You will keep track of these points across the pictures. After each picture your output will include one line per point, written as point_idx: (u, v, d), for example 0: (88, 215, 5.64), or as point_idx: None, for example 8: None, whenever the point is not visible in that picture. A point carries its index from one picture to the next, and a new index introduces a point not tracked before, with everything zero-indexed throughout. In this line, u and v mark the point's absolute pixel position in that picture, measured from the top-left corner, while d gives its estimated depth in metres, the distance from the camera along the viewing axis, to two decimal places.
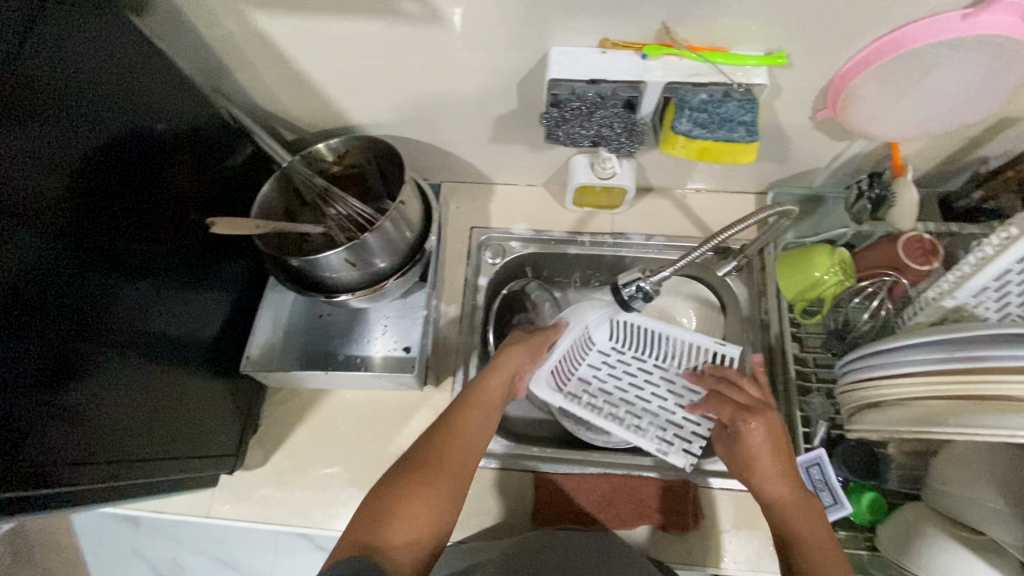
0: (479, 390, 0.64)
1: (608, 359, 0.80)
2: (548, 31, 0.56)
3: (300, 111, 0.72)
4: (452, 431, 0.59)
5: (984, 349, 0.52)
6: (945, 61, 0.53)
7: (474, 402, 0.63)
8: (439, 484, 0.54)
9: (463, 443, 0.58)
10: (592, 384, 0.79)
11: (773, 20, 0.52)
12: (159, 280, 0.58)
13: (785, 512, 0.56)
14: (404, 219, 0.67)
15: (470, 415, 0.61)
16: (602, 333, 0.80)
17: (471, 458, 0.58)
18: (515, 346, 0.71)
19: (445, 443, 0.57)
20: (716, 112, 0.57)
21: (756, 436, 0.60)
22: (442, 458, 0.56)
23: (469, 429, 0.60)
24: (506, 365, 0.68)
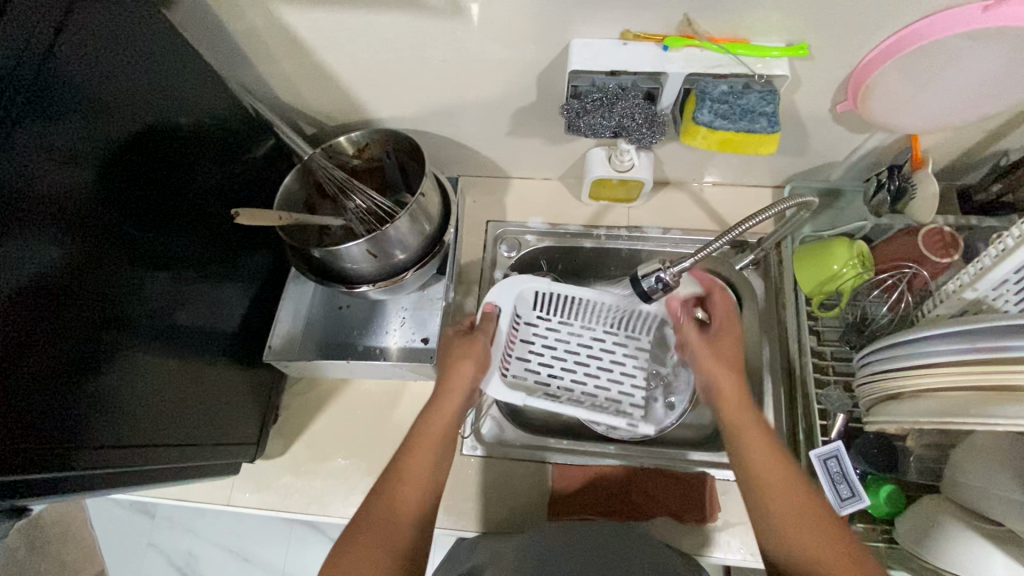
0: (427, 423, 0.60)
1: (533, 328, 0.81)
2: (569, 23, 0.56)
3: (320, 104, 0.73)
4: (402, 482, 0.55)
5: (1005, 339, 0.52)
6: (968, 52, 0.53)
7: (420, 444, 0.58)
8: (392, 542, 0.51)
9: (413, 494, 0.55)
10: (528, 355, 0.80)
11: (794, 12, 0.52)
12: (181, 270, 0.59)
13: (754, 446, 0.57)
14: (423, 212, 0.68)
15: (418, 459, 0.57)
16: (528, 303, 0.78)
17: (424, 507, 0.55)
18: (463, 361, 0.65)
19: (393, 495, 0.54)
20: (737, 103, 0.57)
21: (732, 344, 0.65)
22: (388, 517, 0.53)
23: (420, 475, 0.56)
24: (457, 388, 0.63)
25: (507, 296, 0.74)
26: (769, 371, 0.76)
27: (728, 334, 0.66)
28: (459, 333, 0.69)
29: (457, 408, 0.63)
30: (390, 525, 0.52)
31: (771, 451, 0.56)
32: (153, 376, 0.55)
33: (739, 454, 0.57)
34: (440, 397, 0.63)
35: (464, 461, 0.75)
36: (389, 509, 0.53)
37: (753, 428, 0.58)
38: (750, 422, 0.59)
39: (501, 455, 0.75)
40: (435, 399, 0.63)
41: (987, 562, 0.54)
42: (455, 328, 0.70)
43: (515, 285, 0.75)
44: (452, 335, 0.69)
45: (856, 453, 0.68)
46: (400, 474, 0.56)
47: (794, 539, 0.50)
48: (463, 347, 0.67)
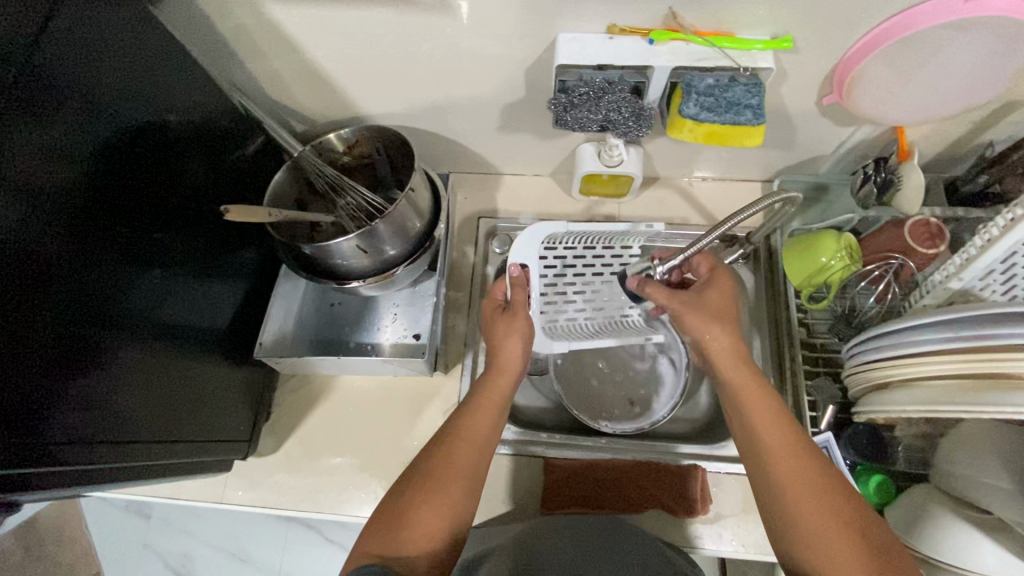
0: (483, 393, 0.62)
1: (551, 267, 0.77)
2: (555, 16, 0.56)
3: (310, 101, 0.73)
4: (461, 439, 0.56)
5: (990, 327, 0.52)
6: (951, 44, 0.53)
7: (479, 408, 0.60)
8: (449, 494, 0.52)
9: (472, 452, 0.55)
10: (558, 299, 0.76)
11: (778, 7, 0.53)
12: (170, 267, 0.59)
13: (758, 411, 0.55)
14: (413, 207, 0.68)
15: (478, 420, 0.58)
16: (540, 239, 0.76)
17: (479, 465, 0.55)
18: (511, 336, 0.66)
19: (454, 450, 0.55)
20: (722, 96, 0.58)
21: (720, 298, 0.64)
22: (446, 469, 0.53)
23: (478, 433, 0.57)
24: (509, 368, 0.64)
25: (530, 243, 0.76)
26: (760, 364, 0.77)
27: (716, 292, 0.65)
28: (498, 308, 0.70)
29: (509, 384, 0.64)
30: (449, 477, 0.53)
31: (772, 417, 0.55)
32: (140, 375, 0.54)
33: (753, 449, 0.54)
34: (496, 371, 0.64)
35: None
36: (444, 466, 0.54)
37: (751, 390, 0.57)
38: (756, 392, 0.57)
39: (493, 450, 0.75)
40: (490, 373, 0.64)
41: (977, 549, 0.55)
42: (493, 299, 0.71)
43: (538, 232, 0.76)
44: (491, 306, 0.71)
45: (846, 443, 0.68)
46: (461, 431, 0.57)
47: (792, 504, 0.49)
48: (511, 318, 0.68)
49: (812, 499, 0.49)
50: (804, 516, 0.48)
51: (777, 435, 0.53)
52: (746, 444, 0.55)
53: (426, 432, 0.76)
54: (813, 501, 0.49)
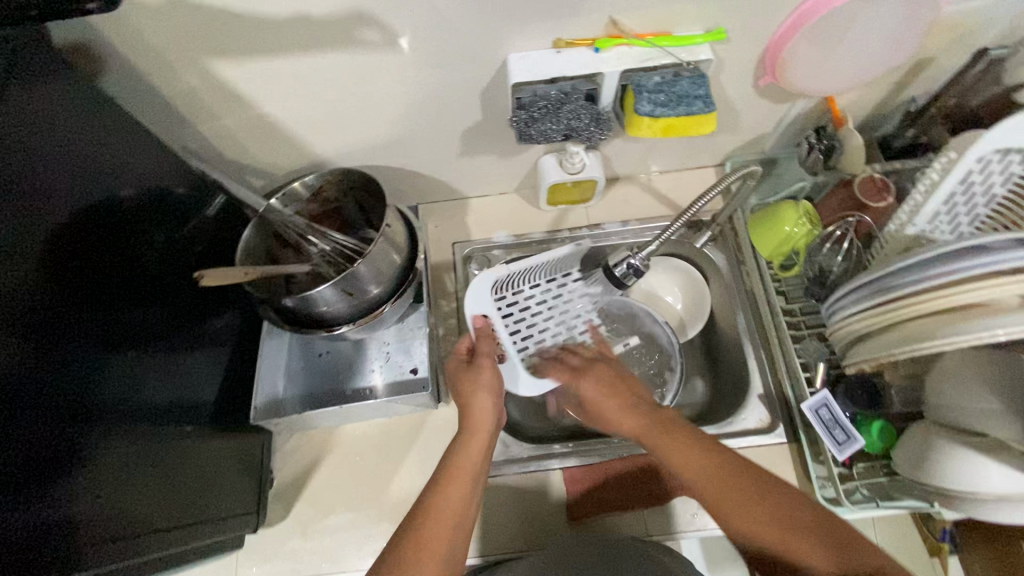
0: (453, 461, 0.56)
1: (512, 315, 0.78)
2: (503, 39, 0.59)
3: (267, 155, 0.73)
4: (430, 515, 0.51)
5: (948, 264, 0.57)
6: (864, 17, 0.58)
7: (451, 476, 0.54)
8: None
9: (442, 529, 0.50)
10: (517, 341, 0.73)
11: (707, 3, 0.57)
12: (148, 346, 0.56)
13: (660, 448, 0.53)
14: (391, 244, 0.67)
15: (448, 489, 0.53)
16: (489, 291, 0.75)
17: (452, 543, 0.50)
18: (479, 394, 0.61)
19: (419, 534, 0.50)
20: (672, 91, 0.60)
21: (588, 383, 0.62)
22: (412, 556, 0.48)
23: (451, 504, 0.52)
24: (480, 423, 0.59)
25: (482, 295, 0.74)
26: (748, 335, 0.80)
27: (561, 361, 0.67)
28: (460, 364, 0.65)
29: (481, 441, 0.58)
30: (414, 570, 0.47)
31: (671, 440, 0.52)
32: (135, 469, 0.51)
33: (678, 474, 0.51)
34: (467, 436, 0.58)
35: None
36: (410, 545, 0.49)
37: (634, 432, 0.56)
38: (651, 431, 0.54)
39: (515, 472, 0.75)
40: (462, 436, 0.59)
41: (983, 470, 0.57)
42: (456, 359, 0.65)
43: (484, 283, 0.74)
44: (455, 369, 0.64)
45: (844, 398, 0.72)
46: (429, 511, 0.51)
47: (734, 510, 0.47)
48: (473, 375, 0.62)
49: (758, 510, 0.47)
50: (746, 519, 0.47)
51: (698, 470, 0.50)
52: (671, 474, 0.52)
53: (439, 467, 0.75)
54: (747, 506, 0.47)
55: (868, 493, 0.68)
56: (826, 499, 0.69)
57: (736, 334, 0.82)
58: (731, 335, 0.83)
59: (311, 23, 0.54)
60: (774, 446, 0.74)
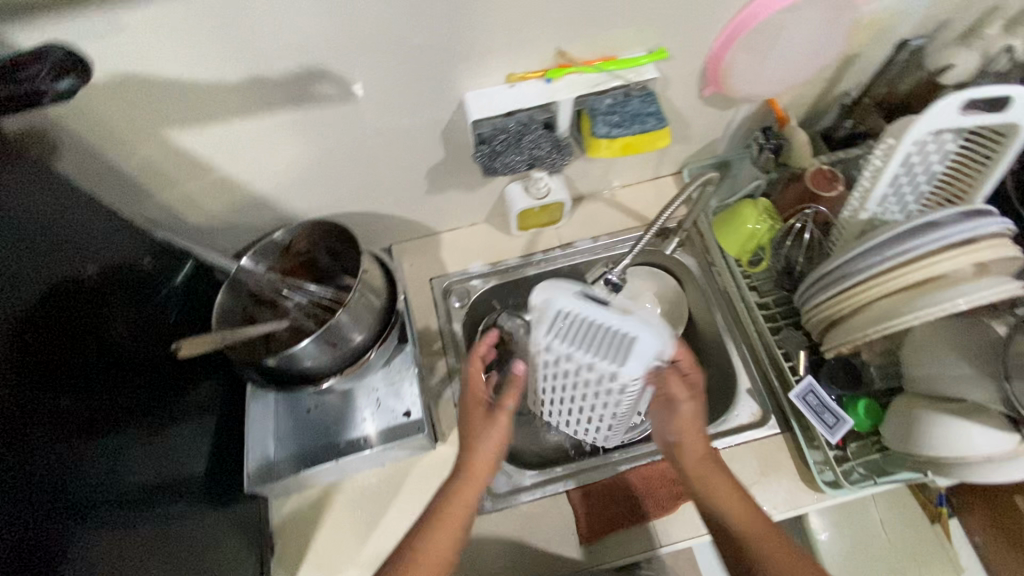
0: (447, 507, 0.58)
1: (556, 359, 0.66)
2: (458, 79, 0.61)
3: (233, 216, 0.72)
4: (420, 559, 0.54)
5: (904, 244, 0.63)
6: (791, 24, 0.63)
7: (443, 522, 0.57)
8: None
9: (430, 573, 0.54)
10: (601, 377, 0.65)
11: (645, 27, 0.60)
12: (133, 425, 0.55)
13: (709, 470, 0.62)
14: (370, 288, 0.67)
15: (440, 535, 0.56)
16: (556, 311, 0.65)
17: None
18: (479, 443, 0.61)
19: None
20: (625, 111, 0.63)
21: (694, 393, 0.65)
22: None
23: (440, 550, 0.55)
24: (479, 468, 0.60)
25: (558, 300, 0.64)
26: (728, 334, 0.82)
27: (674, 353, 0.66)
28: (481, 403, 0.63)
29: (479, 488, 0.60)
30: None
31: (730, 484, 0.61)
32: (132, 556, 0.49)
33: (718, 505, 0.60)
34: (462, 481, 0.59)
35: (481, 520, 0.73)
36: None
37: (696, 449, 0.63)
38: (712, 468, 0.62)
39: (520, 501, 0.74)
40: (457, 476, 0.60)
41: (967, 435, 0.60)
42: (474, 395, 0.64)
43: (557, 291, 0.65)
44: (472, 407, 0.63)
45: (828, 381, 0.74)
46: (419, 553, 0.55)
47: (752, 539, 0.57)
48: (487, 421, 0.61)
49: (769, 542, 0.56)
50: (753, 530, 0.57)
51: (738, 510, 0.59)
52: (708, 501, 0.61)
53: None
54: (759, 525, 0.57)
55: (864, 472, 0.70)
56: (826, 483, 0.70)
57: (717, 333, 0.84)
58: (712, 334, 0.85)
59: (267, 83, 0.54)
60: (769, 438, 0.76)
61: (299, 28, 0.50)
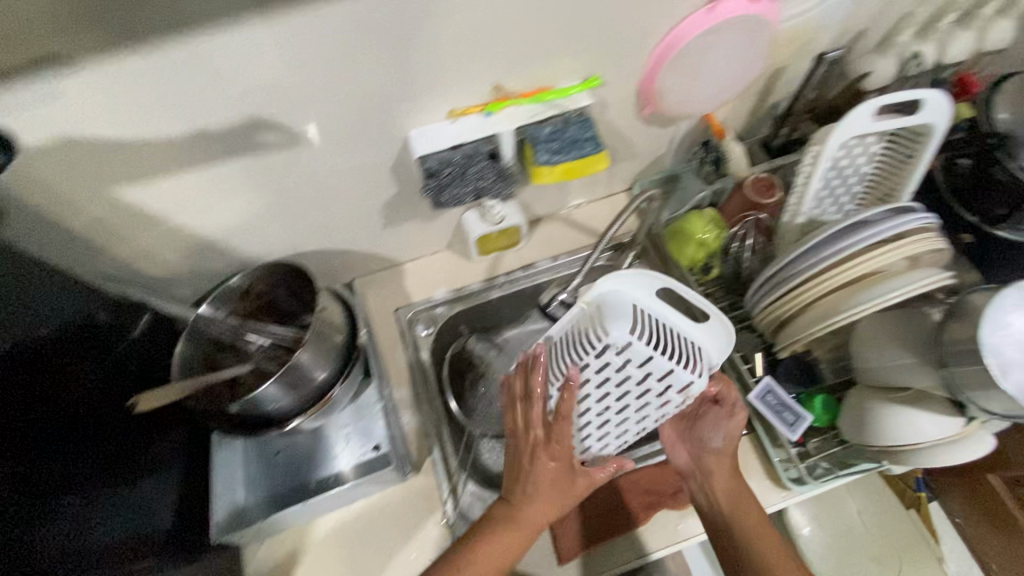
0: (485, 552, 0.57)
1: (619, 357, 0.57)
2: (401, 118, 0.63)
3: (189, 264, 0.72)
4: None
5: (838, 243, 0.66)
6: (714, 44, 0.66)
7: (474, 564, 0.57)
8: None
9: None
10: (666, 385, 0.58)
11: (577, 56, 0.63)
12: (92, 485, 0.54)
13: (735, 491, 0.65)
14: (328, 325, 0.68)
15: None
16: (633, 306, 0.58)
17: None
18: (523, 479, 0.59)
19: None
20: (563, 138, 0.66)
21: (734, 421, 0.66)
22: None
23: None
24: (516, 506, 0.60)
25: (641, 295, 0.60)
26: None
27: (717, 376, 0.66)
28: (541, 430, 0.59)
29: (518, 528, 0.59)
30: None
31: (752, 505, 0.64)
32: None
33: (741, 524, 0.62)
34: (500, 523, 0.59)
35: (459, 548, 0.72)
36: None
37: (724, 467, 0.66)
38: (740, 489, 0.65)
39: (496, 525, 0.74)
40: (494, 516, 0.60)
41: (915, 423, 0.63)
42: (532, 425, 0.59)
43: (645, 285, 0.60)
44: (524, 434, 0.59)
45: (785, 378, 0.76)
46: None
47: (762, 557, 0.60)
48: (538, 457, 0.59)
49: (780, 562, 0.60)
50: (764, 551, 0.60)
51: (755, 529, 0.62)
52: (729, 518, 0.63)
53: (421, 540, 0.72)
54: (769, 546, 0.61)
55: (827, 466, 0.73)
56: (791, 480, 0.72)
57: None
58: None
59: (210, 135, 0.56)
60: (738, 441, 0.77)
61: (238, 82, 0.52)
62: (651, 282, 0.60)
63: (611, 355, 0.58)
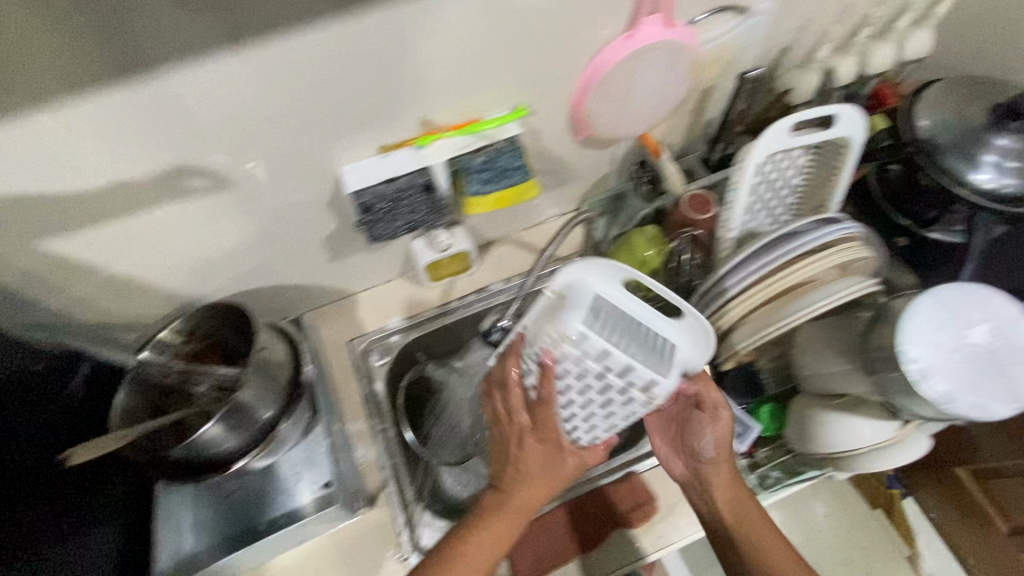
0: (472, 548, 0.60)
1: (584, 353, 0.54)
2: (332, 155, 0.64)
3: (129, 310, 0.72)
4: None
5: (764, 256, 0.68)
6: (637, 70, 0.68)
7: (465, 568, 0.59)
8: None
9: None
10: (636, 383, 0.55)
11: (503, 88, 0.65)
12: (19, 548, 0.54)
13: (735, 495, 0.66)
14: (269, 363, 0.68)
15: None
16: (597, 299, 0.55)
17: None
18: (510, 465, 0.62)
19: None
20: (495, 168, 0.70)
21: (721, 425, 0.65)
22: None
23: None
24: (506, 501, 0.62)
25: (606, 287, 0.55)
26: None
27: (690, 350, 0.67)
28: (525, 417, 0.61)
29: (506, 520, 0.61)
30: None
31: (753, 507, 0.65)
32: None
33: (742, 527, 0.64)
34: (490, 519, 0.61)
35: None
36: None
37: (723, 476, 0.66)
38: (740, 493, 0.66)
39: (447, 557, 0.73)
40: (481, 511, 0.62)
41: (854, 428, 0.64)
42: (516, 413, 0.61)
43: (610, 275, 0.56)
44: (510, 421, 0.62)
45: (734, 389, 0.77)
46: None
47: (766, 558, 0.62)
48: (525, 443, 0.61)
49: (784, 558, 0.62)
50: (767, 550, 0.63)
51: (757, 529, 0.64)
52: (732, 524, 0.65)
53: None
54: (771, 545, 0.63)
55: (780, 475, 0.74)
56: None
57: None
58: None
59: (134, 185, 0.56)
60: None
61: (157, 134, 0.53)
62: (615, 271, 0.56)
63: (577, 350, 0.54)
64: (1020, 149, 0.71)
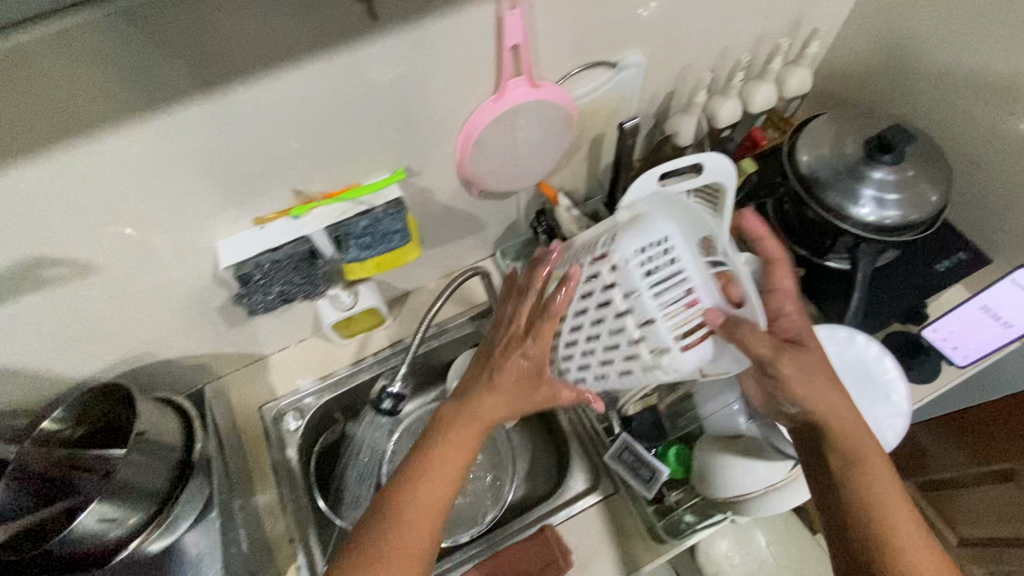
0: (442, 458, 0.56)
1: (623, 280, 0.54)
2: (207, 230, 0.63)
3: (9, 397, 0.69)
4: (402, 526, 0.53)
5: None
6: (513, 127, 0.69)
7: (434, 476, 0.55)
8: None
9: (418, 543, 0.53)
10: (646, 333, 0.54)
11: (377, 155, 0.65)
12: None
13: (865, 462, 0.55)
14: (154, 442, 0.66)
15: (430, 493, 0.54)
16: (663, 237, 0.54)
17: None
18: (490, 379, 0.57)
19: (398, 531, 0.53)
20: (376, 232, 0.70)
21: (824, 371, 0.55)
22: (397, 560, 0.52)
23: (427, 511, 0.54)
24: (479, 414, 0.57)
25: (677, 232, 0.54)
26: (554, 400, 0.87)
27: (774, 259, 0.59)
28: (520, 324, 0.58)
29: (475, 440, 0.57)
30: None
31: (885, 478, 0.54)
32: None
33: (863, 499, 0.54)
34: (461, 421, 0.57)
35: None
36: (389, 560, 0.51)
37: (850, 438, 0.55)
38: (876, 462, 0.55)
39: None
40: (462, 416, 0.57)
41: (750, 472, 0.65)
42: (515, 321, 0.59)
43: (692, 222, 0.55)
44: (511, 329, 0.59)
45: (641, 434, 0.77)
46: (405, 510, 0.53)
47: (899, 541, 0.52)
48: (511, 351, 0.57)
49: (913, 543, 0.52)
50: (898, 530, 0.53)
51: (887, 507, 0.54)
52: (859, 492, 0.54)
53: None
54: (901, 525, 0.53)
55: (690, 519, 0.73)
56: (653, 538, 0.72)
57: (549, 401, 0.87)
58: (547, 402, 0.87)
59: None
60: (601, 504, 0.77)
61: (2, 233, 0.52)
62: (698, 224, 0.55)
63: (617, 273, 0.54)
64: (895, 181, 0.74)
